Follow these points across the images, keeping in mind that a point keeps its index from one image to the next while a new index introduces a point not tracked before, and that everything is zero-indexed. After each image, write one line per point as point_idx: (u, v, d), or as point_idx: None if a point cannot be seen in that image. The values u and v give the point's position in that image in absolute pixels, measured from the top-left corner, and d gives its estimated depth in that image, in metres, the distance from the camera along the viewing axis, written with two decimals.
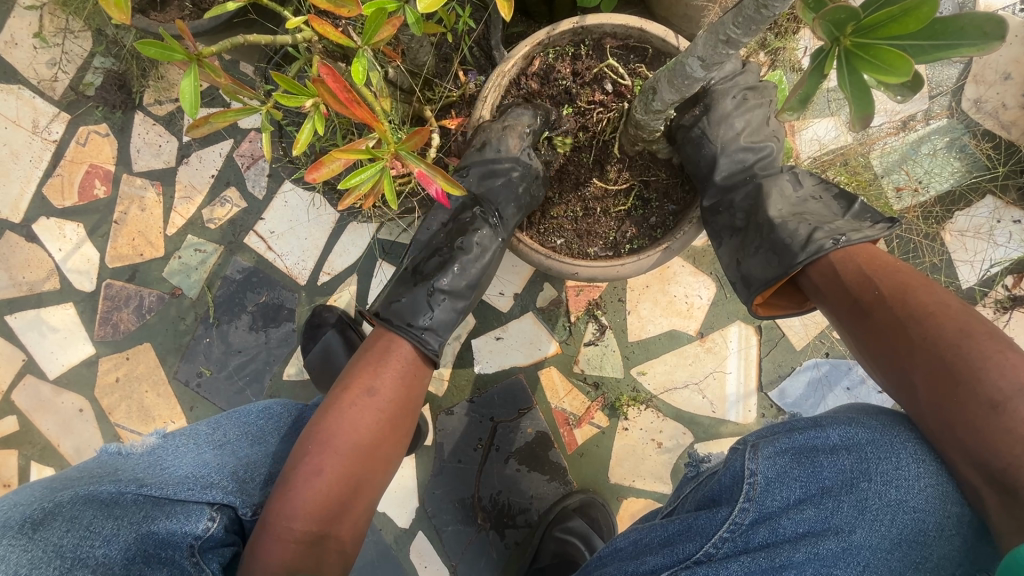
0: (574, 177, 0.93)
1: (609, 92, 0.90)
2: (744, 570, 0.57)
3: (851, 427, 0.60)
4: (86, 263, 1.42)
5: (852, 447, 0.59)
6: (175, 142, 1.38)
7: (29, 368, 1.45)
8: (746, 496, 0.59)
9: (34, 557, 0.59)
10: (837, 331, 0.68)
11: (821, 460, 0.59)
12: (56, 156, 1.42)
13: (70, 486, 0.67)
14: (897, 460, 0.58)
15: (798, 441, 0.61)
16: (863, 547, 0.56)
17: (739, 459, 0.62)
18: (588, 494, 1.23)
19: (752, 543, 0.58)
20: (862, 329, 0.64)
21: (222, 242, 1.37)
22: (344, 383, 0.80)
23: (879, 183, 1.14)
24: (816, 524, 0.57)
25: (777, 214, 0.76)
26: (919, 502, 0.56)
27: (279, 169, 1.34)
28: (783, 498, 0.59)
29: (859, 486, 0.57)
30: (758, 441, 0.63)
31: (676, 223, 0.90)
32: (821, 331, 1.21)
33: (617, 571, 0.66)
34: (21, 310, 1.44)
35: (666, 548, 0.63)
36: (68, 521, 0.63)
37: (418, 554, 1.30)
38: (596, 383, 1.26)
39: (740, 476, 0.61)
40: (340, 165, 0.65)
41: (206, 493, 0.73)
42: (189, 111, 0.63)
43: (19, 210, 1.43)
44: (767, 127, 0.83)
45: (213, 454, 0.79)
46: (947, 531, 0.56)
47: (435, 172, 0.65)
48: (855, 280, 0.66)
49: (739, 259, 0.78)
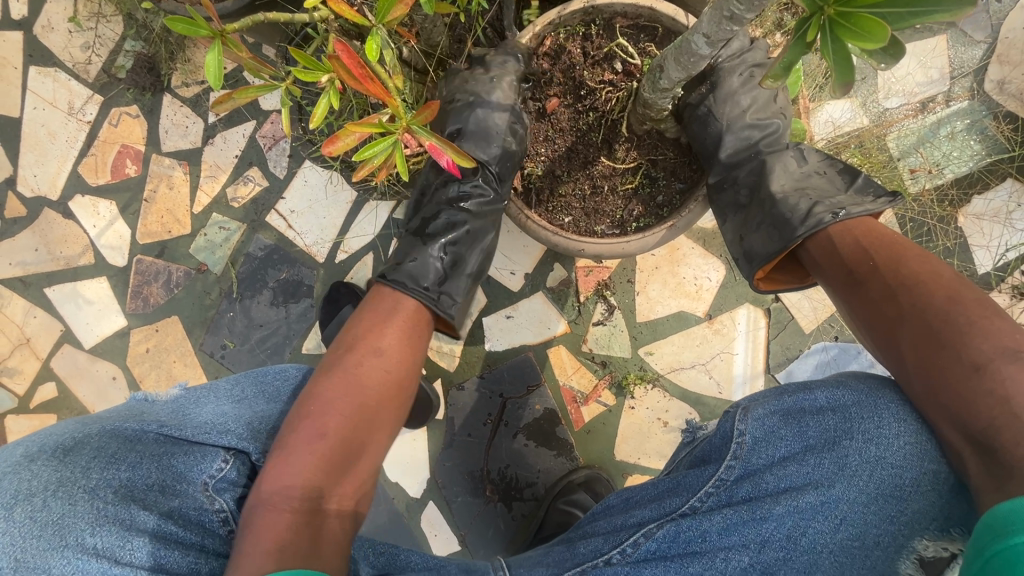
0: (583, 156, 0.94)
1: (619, 72, 0.90)
2: (726, 522, 0.64)
3: (838, 390, 0.65)
4: (118, 239, 1.49)
5: (837, 408, 0.64)
6: (201, 123, 1.43)
7: (66, 337, 1.53)
8: (733, 453, 0.66)
9: (62, 474, 0.65)
10: (835, 303, 0.69)
11: (808, 420, 0.65)
12: (90, 136, 1.48)
13: (100, 422, 0.74)
14: (879, 420, 0.62)
15: (788, 403, 0.67)
16: (842, 500, 0.61)
17: (728, 422, 0.69)
18: (594, 469, 1.27)
19: (735, 496, 0.65)
20: (859, 300, 0.65)
21: (245, 220, 1.43)
22: (349, 344, 0.82)
23: (894, 165, 1.13)
24: (797, 480, 0.63)
25: (780, 188, 0.77)
26: (897, 458, 0.60)
27: (299, 149, 1.39)
28: (769, 455, 0.65)
29: (842, 443, 0.62)
30: (750, 404, 0.70)
31: (682, 201, 0.91)
32: (830, 315, 1.21)
33: (607, 524, 0.72)
34: (59, 282, 1.53)
35: (653, 504, 0.70)
36: (95, 450, 0.69)
37: (429, 523, 1.35)
38: (604, 362, 1.29)
39: (729, 436, 0.68)
40: (355, 139, 0.68)
41: (221, 438, 0.79)
42: (213, 83, 0.67)
43: (57, 188, 1.51)
44: (774, 104, 0.84)
45: (231, 407, 0.84)
46: (924, 486, 0.59)
47: (446, 144, 0.68)
48: (851, 252, 0.67)
49: (741, 235, 0.80)
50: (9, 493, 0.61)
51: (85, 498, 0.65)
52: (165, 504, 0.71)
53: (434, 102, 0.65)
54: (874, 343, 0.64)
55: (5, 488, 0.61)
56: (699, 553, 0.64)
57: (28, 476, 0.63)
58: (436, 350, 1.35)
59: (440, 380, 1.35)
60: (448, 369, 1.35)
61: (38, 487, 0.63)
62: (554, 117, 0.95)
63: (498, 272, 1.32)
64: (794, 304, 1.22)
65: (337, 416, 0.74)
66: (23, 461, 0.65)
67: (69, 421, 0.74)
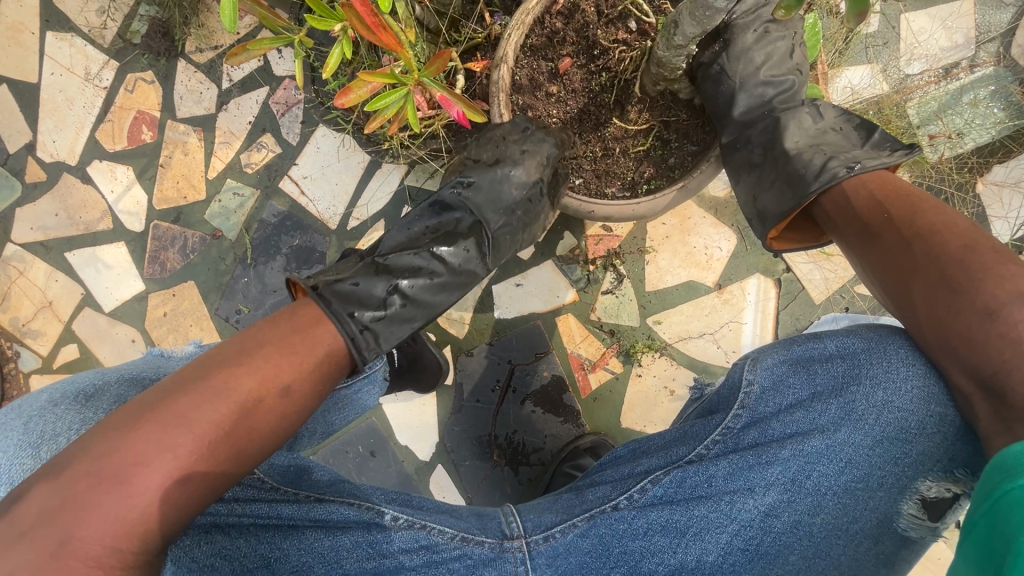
0: (595, 118, 0.94)
1: (633, 31, 0.90)
2: (733, 465, 0.69)
3: (847, 339, 0.70)
4: (135, 204, 1.52)
5: (845, 356, 0.69)
6: (215, 89, 1.44)
7: (87, 301, 1.58)
8: (741, 403, 0.71)
9: (84, 417, 0.73)
10: (846, 257, 0.70)
11: (817, 368, 0.70)
12: (107, 102, 1.50)
13: (120, 372, 0.82)
14: (888, 366, 0.67)
15: (798, 352, 0.72)
16: (846, 443, 0.67)
17: (739, 371, 0.74)
18: (600, 436, 1.28)
19: (743, 442, 0.70)
20: (867, 255, 0.66)
21: (258, 187, 1.44)
22: (275, 345, 0.72)
23: (913, 132, 1.11)
24: (804, 425, 0.68)
25: (794, 145, 0.76)
26: (904, 402, 0.65)
27: (312, 116, 1.40)
28: (777, 403, 0.70)
29: (849, 390, 0.68)
30: (759, 355, 0.74)
31: (694, 163, 0.90)
32: (842, 285, 1.19)
33: (615, 472, 0.76)
34: (79, 247, 1.56)
35: (661, 452, 0.73)
36: (113, 396, 0.77)
37: (438, 486, 1.38)
38: (612, 330, 1.29)
39: (739, 386, 0.72)
40: (368, 89, 0.71)
41: None
42: (228, 26, 0.76)
43: (75, 154, 1.54)
44: (790, 60, 0.82)
45: None
46: (929, 428, 0.65)
47: (457, 97, 0.73)
48: (866, 205, 0.67)
49: (755, 195, 0.79)
50: (35, 433, 0.70)
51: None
52: None
53: (445, 54, 0.68)
54: (883, 294, 0.66)
55: (33, 428, 0.70)
56: (706, 497, 0.69)
57: (54, 418, 0.72)
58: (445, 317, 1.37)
59: (450, 347, 1.37)
60: (459, 337, 1.37)
61: (63, 428, 0.72)
62: (566, 78, 0.94)
63: None
64: (805, 274, 1.21)
65: (229, 414, 0.66)
66: (49, 405, 0.74)
67: (93, 373, 0.84)
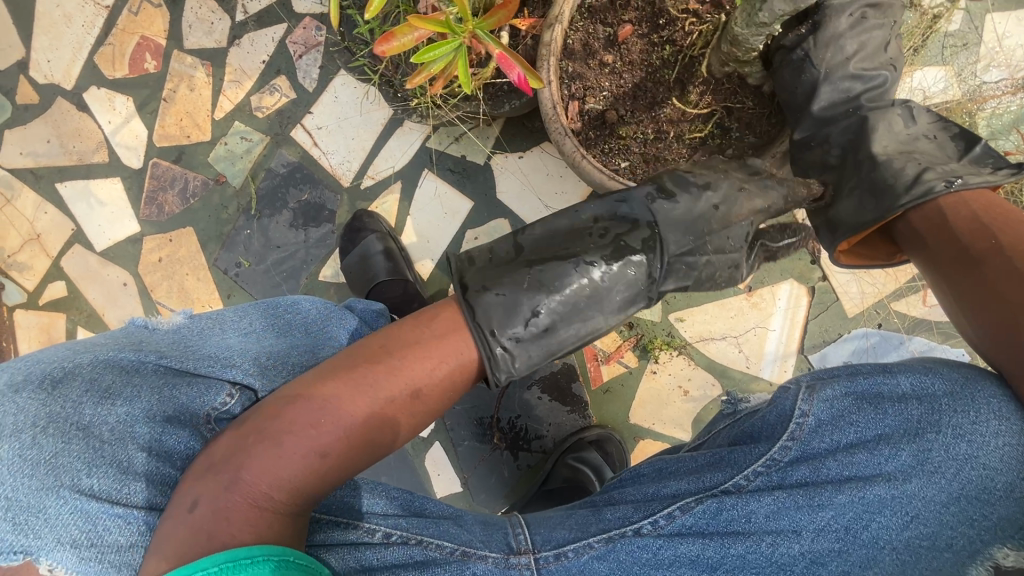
0: (651, 96, 0.85)
1: (706, 1, 0.80)
2: (776, 502, 0.64)
3: (925, 377, 0.63)
4: (135, 139, 1.41)
5: (923, 398, 0.62)
6: (228, 21, 1.32)
7: (78, 237, 1.49)
8: (791, 434, 0.65)
9: (49, 413, 0.59)
10: (933, 284, 0.63)
11: (887, 407, 0.63)
12: (109, 23, 1.38)
13: (92, 349, 0.67)
14: (974, 416, 0.59)
15: (864, 387, 0.65)
16: (915, 496, 0.60)
17: (790, 399, 0.67)
18: (606, 430, 1.24)
19: (790, 479, 0.65)
20: (941, 268, 0.61)
21: (269, 133, 1.34)
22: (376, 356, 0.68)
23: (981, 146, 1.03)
24: (867, 469, 0.62)
25: (882, 150, 0.70)
26: (991, 459, 0.58)
27: (332, 61, 1.29)
28: (833, 441, 0.64)
29: (924, 437, 0.61)
30: (816, 383, 0.67)
31: (755, 157, 0.83)
32: (879, 300, 1.13)
33: (638, 492, 0.72)
34: (71, 179, 1.46)
35: (693, 476, 0.69)
36: (87, 382, 0.63)
37: (433, 463, 1.35)
38: (631, 323, 1.24)
39: (790, 415, 0.66)
40: (413, 38, 0.62)
41: (226, 372, 0.73)
42: None
43: (71, 77, 1.42)
44: (885, 53, 0.74)
45: (237, 339, 0.78)
46: (1020, 492, 0.57)
47: (517, 57, 0.63)
48: (968, 229, 0.60)
49: (827, 202, 0.73)
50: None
51: (79, 437, 0.60)
52: (166, 441, 0.67)
53: (511, 4, 0.59)
54: (951, 312, 0.60)
55: None
56: (743, 534, 0.64)
57: (13, 409, 0.57)
58: None
59: None
60: None
61: (26, 423, 0.57)
62: (624, 47, 0.84)
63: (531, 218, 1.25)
64: (841, 284, 1.15)
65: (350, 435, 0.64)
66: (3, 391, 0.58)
67: (61, 346, 0.67)
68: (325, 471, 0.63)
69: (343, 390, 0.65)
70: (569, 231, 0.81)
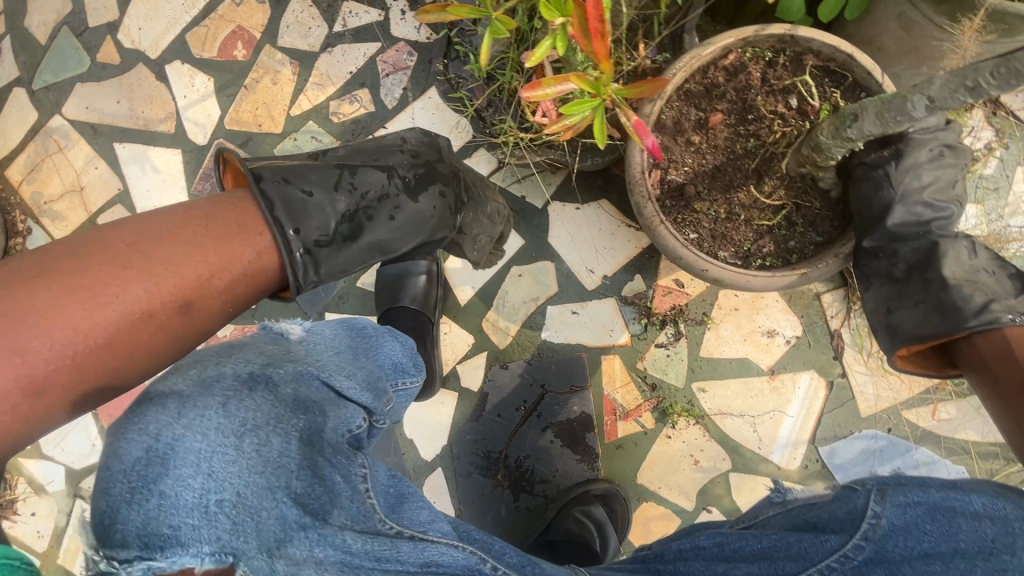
0: (728, 179, 0.92)
1: (793, 108, 0.89)
2: None
3: (996, 499, 0.64)
4: (205, 117, 1.44)
5: (995, 517, 0.63)
6: (325, 29, 1.39)
7: (121, 198, 1.49)
8: (865, 533, 0.64)
9: (218, 432, 0.61)
10: (990, 404, 0.69)
11: (960, 522, 0.63)
12: (209, 8, 1.44)
13: (220, 362, 0.67)
14: None
15: (937, 497, 0.65)
16: None
17: (861, 497, 0.67)
18: (612, 486, 1.25)
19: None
20: (1001, 392, 0.67)
21: (340, 138, 1.38)
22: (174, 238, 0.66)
23: None
24: None
25: (951, 275, 0.76)
26: None
27: (417, 85, 1.36)
28: (907, 548, 0.63)
29: (1000, 557, 0.61)
30: (886, 485, 0.67)
31: (816, 253, 0.90)
32: (892, 406, 1.19)
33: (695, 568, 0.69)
34: (131, 141, 1.48)
35: (758, 562, 0.67)
36: (221, 403, 0.63)
37: (432, 489, 1.33)
38: (654, 385, 1.27)
39: (861, 513, 0.65)
40: (558, 91, 0.69)
41: (344, 389, 0.74)
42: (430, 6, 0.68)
43: (157, 48, 1.46)
44: (954, 189, 0.82)
45: (339, 355, 0.79)
46: None
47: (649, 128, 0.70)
48: None
49: (889, 309, 0.80)
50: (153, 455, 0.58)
51: (232, 451, 0.61)
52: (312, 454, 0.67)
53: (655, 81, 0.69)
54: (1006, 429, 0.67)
55: (155, 441, 0.58)
56: None
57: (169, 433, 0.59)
58: (490, 323, 1.33)
59: (487, 354, 1.33)
60: (499, 347, 1.33)
61: (192, 454, 0.59)
62: (712, 132, 0.92)
63: (577, 266, 1.30)
64: (859, 384, 1.21)
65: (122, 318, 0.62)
66: (160, 415, 0.60)
67: (194, 357, 0.69)
68: (105, 364, 0.62)
69: (121, 279, 0.62)
70: (375, 148, 0.89)
